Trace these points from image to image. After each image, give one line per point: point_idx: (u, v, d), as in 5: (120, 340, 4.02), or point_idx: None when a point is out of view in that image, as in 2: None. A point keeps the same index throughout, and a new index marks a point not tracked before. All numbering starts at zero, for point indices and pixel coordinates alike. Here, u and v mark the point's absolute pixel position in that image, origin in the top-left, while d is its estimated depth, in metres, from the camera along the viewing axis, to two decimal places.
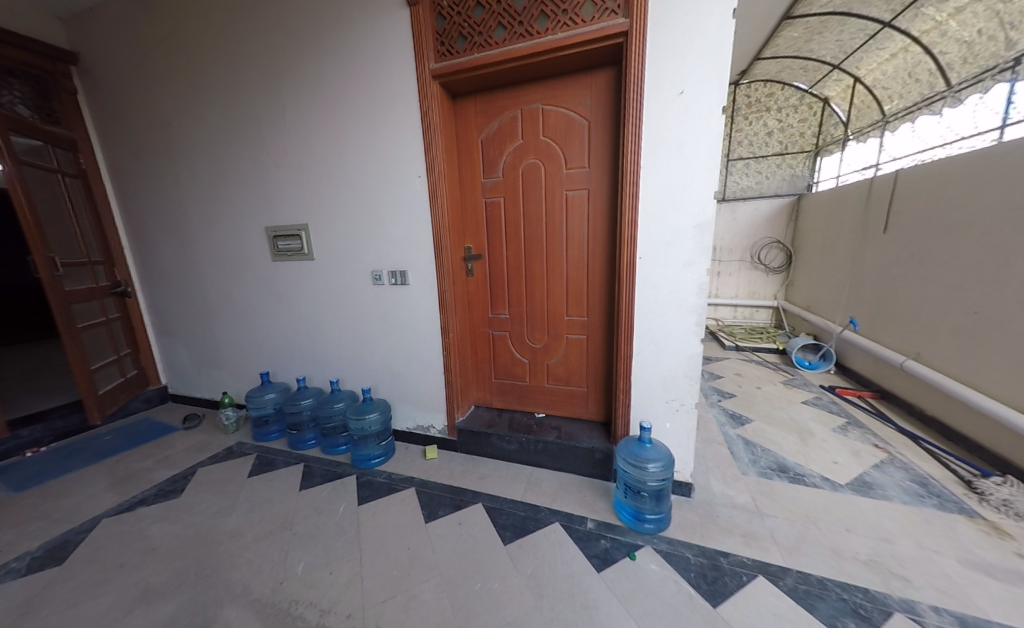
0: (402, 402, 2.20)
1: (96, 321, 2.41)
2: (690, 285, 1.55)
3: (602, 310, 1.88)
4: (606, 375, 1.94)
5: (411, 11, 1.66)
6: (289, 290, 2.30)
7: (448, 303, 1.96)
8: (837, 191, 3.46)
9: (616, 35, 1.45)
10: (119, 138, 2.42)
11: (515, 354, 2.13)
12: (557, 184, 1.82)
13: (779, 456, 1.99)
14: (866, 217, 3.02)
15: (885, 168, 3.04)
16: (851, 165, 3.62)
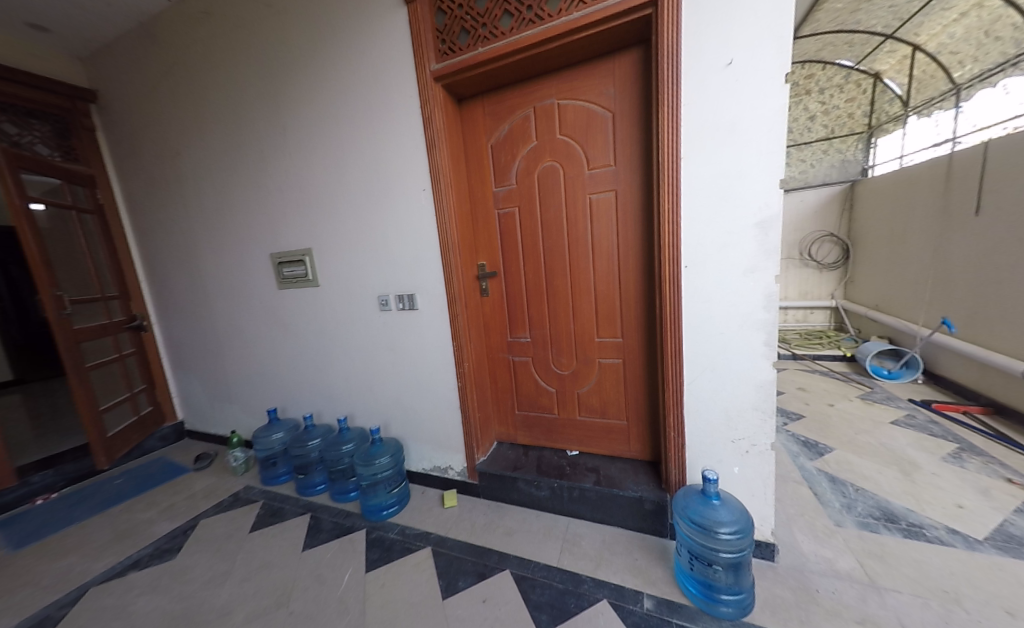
0: (416, 439, 1.96)
1: (108, 358, 2.35)
2: (755, 297, 1.24)
3: (640, 329, 1.59)
4: (650, 405, 1.64)
5: (408, 10, 1.50)
6: (295, 319, 2.15)
7: (462, 328, 1.73)
8: (901, 174, 3.07)
9: (643, 5, 1.22)
10: (133, 172, 2.41)
11: (540, 383, 1.86)
12: (578, 187, 1.59)
13: (881, 500, 1.57)
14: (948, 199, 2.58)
15: (965, 141, 2.57)
16: (918, 144, 3.19)
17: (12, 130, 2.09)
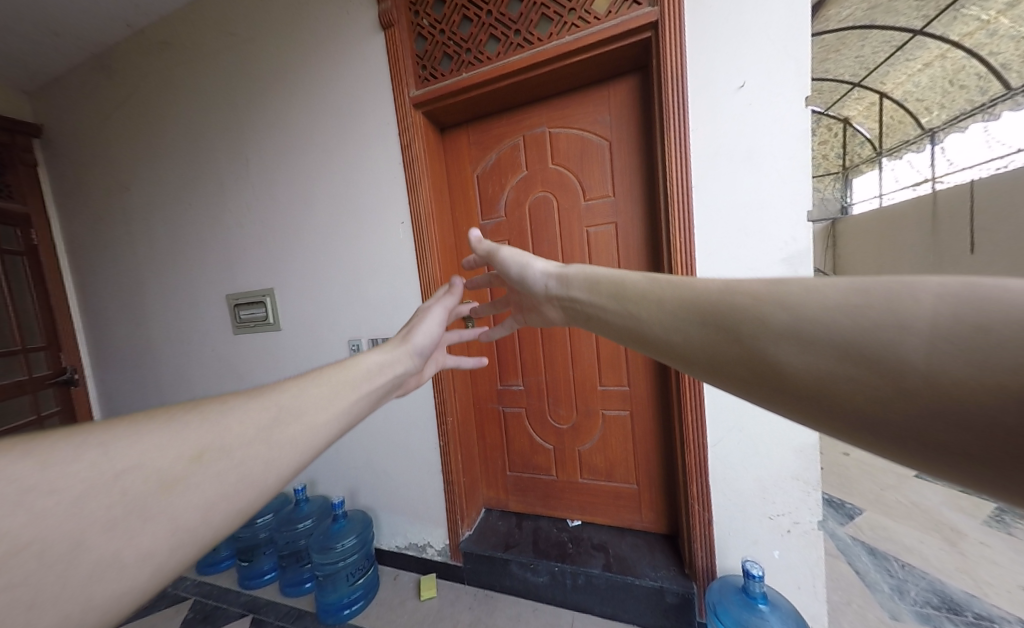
0: (389, 510, 1.66)
1: (21, 423, 2.00)
2: None
3: (648, 377, 1.39)
4: (664, 467, 1.40)
5: (386, 34, 1.38)
6: (253, 369, 1.87)
7: (445, 378, 1.50)
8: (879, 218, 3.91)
9: (642, 28, 1.12)
10: (78, 209, 2.17)
11: (535, 439, 1.61)
12: (574, 219, 1.43)
13: (932, 580, 1.33)
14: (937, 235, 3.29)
15: (949, 180, 3.10)
16: (896, 183, 3.60)
17: None
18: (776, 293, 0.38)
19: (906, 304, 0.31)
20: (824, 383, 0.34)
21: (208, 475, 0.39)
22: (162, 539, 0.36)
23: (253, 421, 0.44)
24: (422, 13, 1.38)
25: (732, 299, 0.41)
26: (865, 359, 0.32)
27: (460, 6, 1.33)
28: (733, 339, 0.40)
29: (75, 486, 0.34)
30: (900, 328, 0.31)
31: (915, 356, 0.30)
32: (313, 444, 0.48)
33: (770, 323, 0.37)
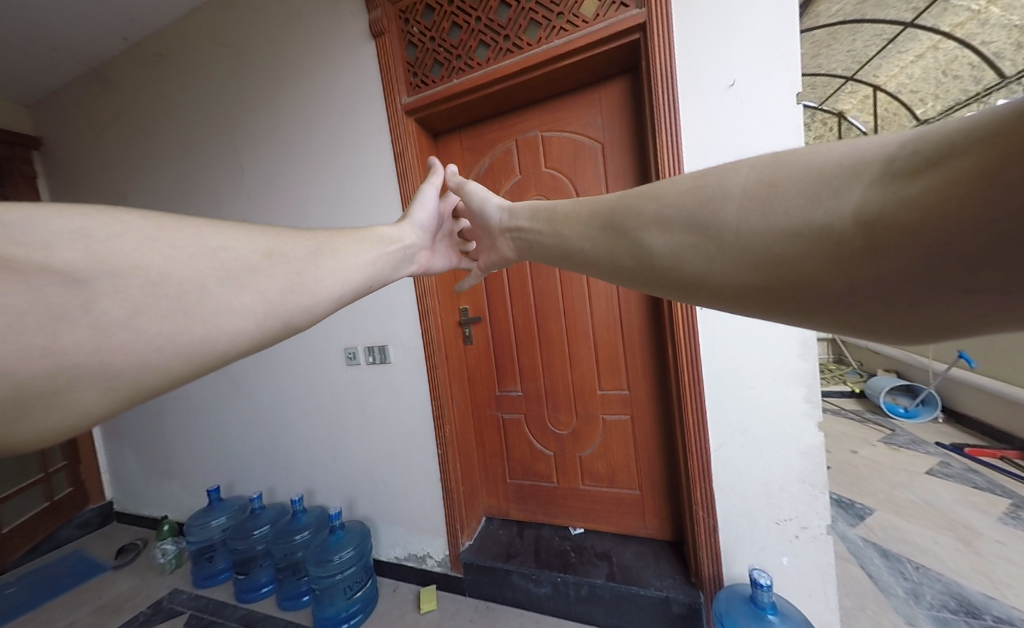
0: (388, 520, 1.63)
1: None
2: (788, 345, 1.05)
3: (648, 379, 1.37)
4: (667, 472, 1.37)
5: (377, 43, 1.39)
6: (249, 379, 1.86)
7: (442, 385, 1.48)
8: None
9: (631, 29, 1.12)
10: None
11: (534, 445, 1.58)
12: None
13: (949, 582, 1.28)
14: None
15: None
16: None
17: None
18: (651, 192, 0.47)
19: (726, 174, 0.39)
20: (680, 250, 0.41)
21: (280, 271, 0.45)
22: (255, 302, 0.42)
23: (304, 248, 0.50)
24: (412, 21, 1.38)
25: (626, 203, 0.49)
26: (704, 227, 0.39)
27: (449, 13, 1.33)
28: (623, 235, 0.48)
29: (184, 248, 0.38)
30: (722, 192, 0.38)
31: (730, 214, 0.37)
32: (349, 284, 0.55)
33: (643, 215, 0.45)
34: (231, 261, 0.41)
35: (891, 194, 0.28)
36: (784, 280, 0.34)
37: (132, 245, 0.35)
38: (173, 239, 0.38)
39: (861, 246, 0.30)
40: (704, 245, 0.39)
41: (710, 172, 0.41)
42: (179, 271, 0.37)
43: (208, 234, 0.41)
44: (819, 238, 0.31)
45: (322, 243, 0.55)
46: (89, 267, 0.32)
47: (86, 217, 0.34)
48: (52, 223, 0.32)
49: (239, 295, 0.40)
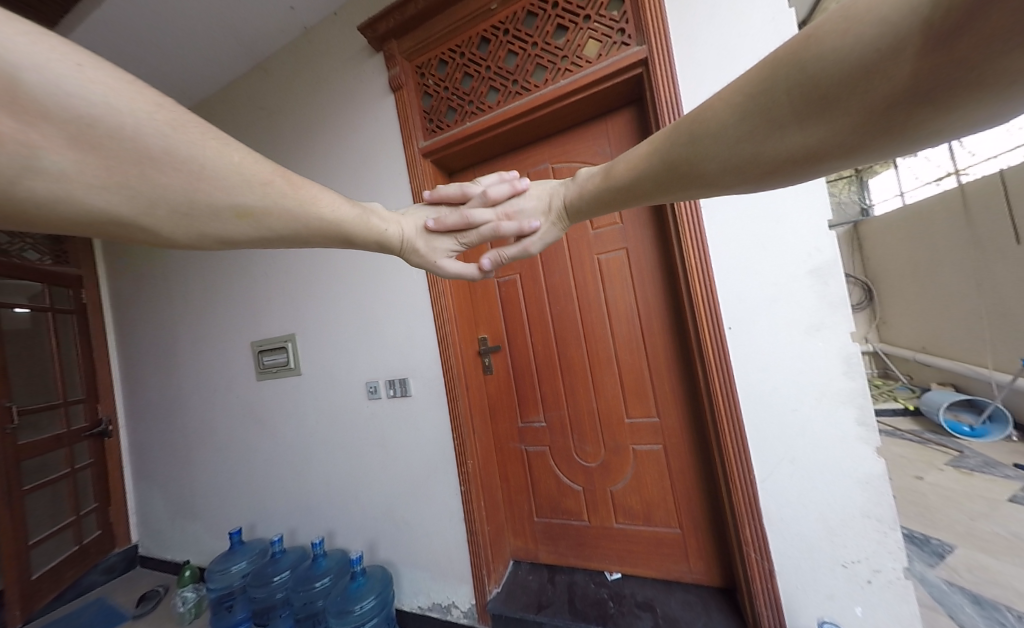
0: (410, 564, 1.55)
1: (58, 475, 2.02)
2: (830, 362, 0.98)
3: (678, 405, 1.30)
4: (708, 507, 1.26)
5: (396, 95, 1.51)
6: (273, 415, 1.88)
7: (463, 417, 1.45)
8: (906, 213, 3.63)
9: (633, 65, 1.18)
10: (123, 272, 2.37)
11: (562, 480, 1.50)
12: (584, 247, 1.43)
13: None
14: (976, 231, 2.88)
15: (973, 172, 2.91)
16: (917, 179, 3.62)
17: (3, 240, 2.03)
18: (690, 135, 0.44)
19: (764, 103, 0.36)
20: (762, 173, 0.41)
21: (246, 228, 0.45)
22: (187, 236, 0.41)
23: (299, 218, 0.50)
24: (428, 75, 1.50)
25: (671, 154, 0.47)
26: (772, 153, 0.38)
27: (462, 64, 1.44)
28: (689, 181, 0.47)
29: (169, 177, 0.37)
30: (775, 121, 0.36)
31: (796, 137, 0.36)
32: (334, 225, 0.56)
33: (698, 161, 0.44)
34: (202, 202, 0.40)
35: (945, 59, 0.26)
36: (863, 152, 0.35)
37: (117, 157, 0.33)
38: (167, 161, 0.36)
39: (929, 105, 0.29)
40: (781, 159, 0.38)
41: (745, 100, 0.37)
42: (152, 186, 0.36)
43: (205, 170, 0.39)
44: (893, 118, 0.31)
45: (334, 216, 0.55)
46: (64, 153, 0.31)
47: (95, 105, 0.31)
48: (61, 104, 0.29)
49: (175, 228, 0.40)
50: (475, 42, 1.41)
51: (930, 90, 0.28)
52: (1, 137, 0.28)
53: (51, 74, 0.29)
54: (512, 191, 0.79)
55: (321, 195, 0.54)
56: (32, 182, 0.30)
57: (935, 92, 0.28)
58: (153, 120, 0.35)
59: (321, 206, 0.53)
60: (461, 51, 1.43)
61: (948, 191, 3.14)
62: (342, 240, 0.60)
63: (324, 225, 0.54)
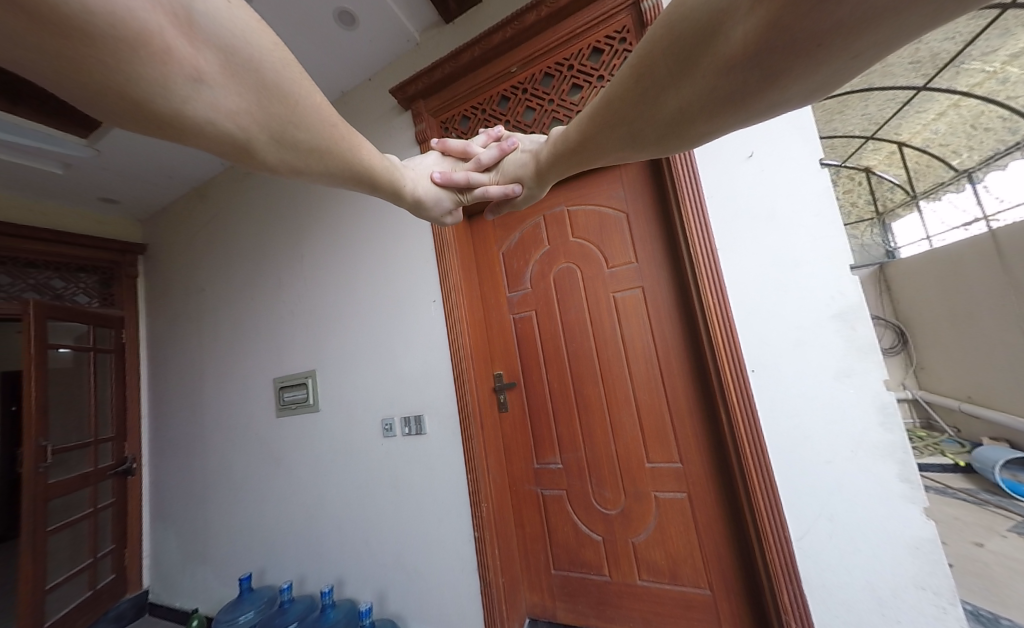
0: (421, 620, 1.47)
1: (79, 516, 2.05)
2: (863, 412, 0.94)
3: (702, 450, 1.24)
4: (741, 567, 1.16)
5: (421, 147, 1.63)
6: (289, 453, 1.89)
7: (478, 457, 1.42)
8: (931, 256, 3.59)
9: None
10: (161, 313, 2.52)
11: (580, 528, 1.42)
12: (599, 285, 1.45)
13: None
14: (1012, 274, 2.87)
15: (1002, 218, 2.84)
16: (942, 225, 3.48)
17: (60, 284, 2.26)
18: (601, 100, 0.42)
19: (642, 68, 0.34)
20: (666, 133, 0.38)
21: (328, 163, 0.40)
22: (282, 166, 0.37)
23: (349, 164, 0.43)
24: (451, 128, 1.61)
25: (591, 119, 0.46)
26: (658, 115, 0.36)
27: (483, 119, 1.55)
28: (603, 146, 0.47)
29: (295, 116, 0.32)
30: (655, 84, 0.34)
31: (674, 99, 0.34)
32: (378, 172, 0.50)
33: (608, 128, 0.43)
34: (308, 138, 0.35)
35: (768, 16, 0.24)
36: (731, 117, 0.33)
37: (259, 92, 0.29)
38: (291, 100, 0.31)
39: (771, 65, 0.27)
40: (675, 120, 0.36)
41: (630, 65, 0.35)
42: (278, 121, 0.31)
43: (306, 109, 0.33)
44: (753, 72, 0.28)
45: (369, 163, 0.47)
46: (222, 81, 0.27)
47: (245, 39, 0.26)
48: (225, 36, 0.25)
49: (280, 160, 0.35)
50: (496, 99, 1.53)
51: (767, 52, 0.26)
52: (175, 58, 0.24)
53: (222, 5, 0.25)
54: (501, 153, 0.72)
55: (364, 142, 0.45)
56: (190, 105, 0.26)
57: (771, 52, 0.26)
58: (282, 59, 0.29)
59: (365, 152, 0.45)
60: (483, 107, 1.55)
61: (979, 238, 3.06)
62: (368, 188, 0.51)
63: (364, 173, 0.46)
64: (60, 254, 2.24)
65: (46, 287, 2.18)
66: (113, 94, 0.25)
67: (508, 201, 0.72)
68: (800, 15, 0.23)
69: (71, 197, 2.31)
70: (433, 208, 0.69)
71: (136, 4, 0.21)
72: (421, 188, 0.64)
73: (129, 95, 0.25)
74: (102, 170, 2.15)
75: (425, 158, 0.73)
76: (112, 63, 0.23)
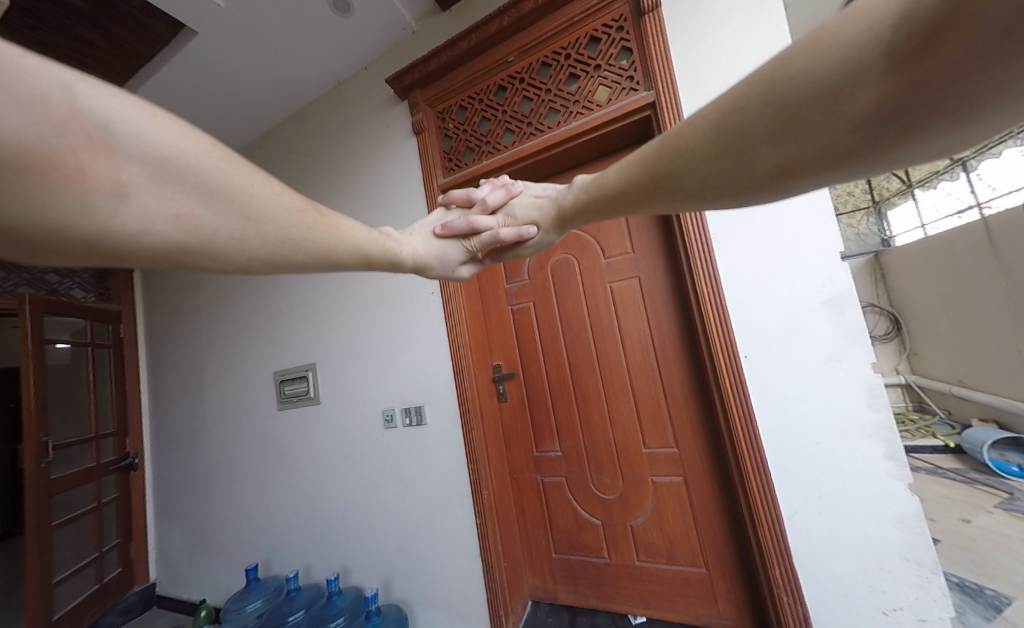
0: (426, 603, 1.52)
1: (84, 511, 2.06)
2: (854, 393, 0.97)
3: (697, 434, 1.27)
4: (735, 546, 1.20)
5: (418, 138, 1.63)
6: (292, 445, 1.91)
7: (479, 445, 1.45)
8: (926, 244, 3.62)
9: (642, 108, 1.25)
10: (159, 308, 2.52)
11: (580, 513, 1.46)
12: (596, 277, 1.46)
13: None
14: None
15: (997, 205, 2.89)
16: (936, 213, 3.57)
17: (55, 278, 2.23)
18: (661, 156, 0.40)
19: (728, 128, 0.32)
20: (741, 194, 0.36)
21: (302, 251, 0.41)
22: (249, 261, 0.37)
23: (328, 247, 0.45)
24: (448, 118, 1.61)
25: (642, 175, 0.43)
26: (739, 175, 0.34)
27: (480, 109, 1.55)
28: (653, 201, 0.44)
29: (229, 204, 0.33)
30: (743, 143, 0.31)
31: (767, 159, 0.31)
32: (366, 247, 0.52)
33: (669, 182, 0.40)
34: (273, 227, 0.37)
35: (911, 81, 0.23)
36: (830, 177, 0.31)
37: (185, 190, 0.30)
38: (231, 195, 0.33)
39: (900, 128, 0.26)
40: (759, 183, 0.34)
41: (709, 122, 0.33)
42: (224, 217, 0.33)
43: (255, 200, 0.35)
44: (878, 135, 0.27)
45: (356, 242, 0.50)
46: (153, 189, 0.28)
47: (169, 148, 0.29)
48: (147, 146, 0.27)
49: (245, 256, 0.37)
50: (492, 89, 1.53)
51: (898, 115, 0.25)
52: (100, 178, 0.26)
53: (140, 121, 0.28)
54: (506, 197, 0.79)
55: (345, 221, 0.49)
56: (118, 219, 0.28)
57: (909, 112, 0.25)
58: (211, 157, 0.32)
59: (344, 232, 0.48)
60: (479, 98, 1.55)
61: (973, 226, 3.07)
62: (364, 264, 0.54)
63: (347, 251, 0.49)
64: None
65: (40, 282, 2.15)
66: (44, 232, 0.26)
67: (518, 243, 0.75)
68: (960, 78, 0.22)
69: None
70: (439, 266, 0.75)
71: (15, 128, 0.22)
72: (422, 250, 0.71)
73: (59, 230, 0.26)
74: None
75: (433, 217, 0.83)
76: (35, 198, 0.24)
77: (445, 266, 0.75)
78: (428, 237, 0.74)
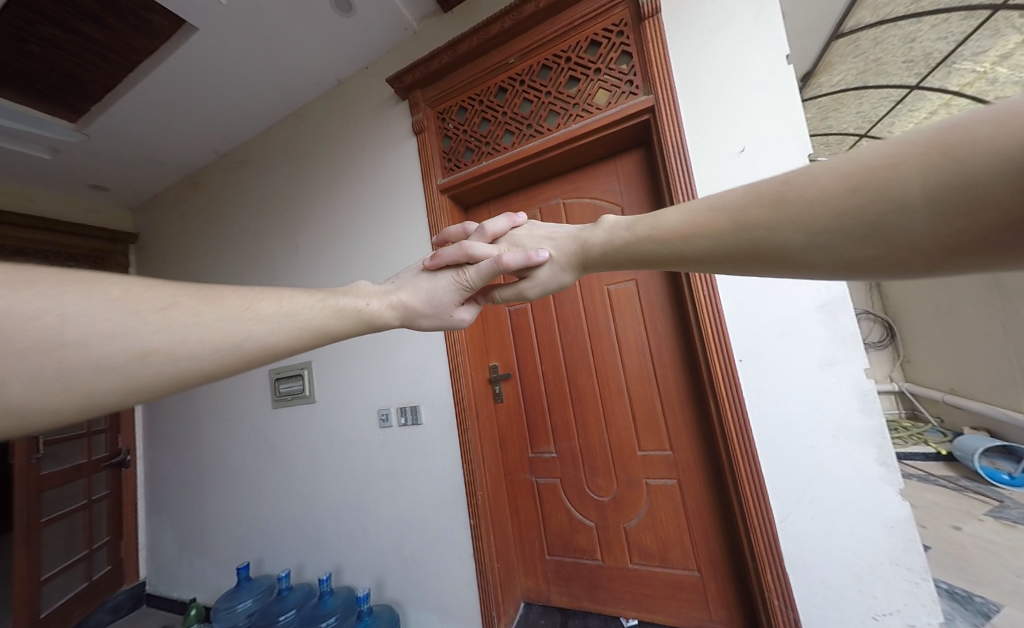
0: (418, 604, 1.51)
1: (73, 507, 2.04)
2: (846, 398, 0.97)
3: (692, 437, 1.28)
4: (728, 549, 1.21)
5: (417, 138, 1.63)
6: (286, 443, 1.90)
7: (474, 446, 1.45)
8: None
9: (641, 111, 1.26)
10: None
11: (574, 515, 1.46)
12: (594, 280, 1.47)
13: None
14: None
15: None
16: None
17: None
18: (790, 198, 0.42)
19: (896, 180, 0.35)
20: (869, 256, 0.38)
21: (156, 370, 0.45)
22: (124, 387, 0.43)
23: (229, 336, 0.50)
24: (447, 119, 1.62)
25: (753, 213, 0.44)
26: (882, 232, 0.36)
27: (480, 110, 1.56)
28: (750, 242, 0.45)
29: (68, 339, 0.39)
30: (907, 197, 0.34)
31: (923, 221, 0.34)
32: (293, 310, 0.58)
33: (793, 225, 0.41)
34: (136, 346, 0.43)
35: None
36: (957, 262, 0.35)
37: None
38: (58, 335, 0.39)
39: None
40: (898, 248, 0.36)
41: (868, 176, 0.37)
42: (59, 357, 0.39)
43: (96, 327, 0.41)
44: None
45: (279, 311, 0.56)
46: None
47: None
48: None
49: (126, 384, 0.44)
50: (492, 91, 1.53)
51: None
52: None
53: None
54: (498, 231, 0.83)
55: (257, 298, 0.55)
56: None
57: None
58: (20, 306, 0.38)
59: (255, 309, 0.54)
60: (479, 99, 1.55)
61: None
62: (315, 330, 0.60)
63: (264, 324, 0.54)
64: (50, 243, 2.21)
65: None
66: None
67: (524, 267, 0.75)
68: None
69: (59, 184, 2.27)
70: (434, 309, 0.76)
71: None
72: (409, 296, 0.74)
73: None
74: (92, 156, 2.12)
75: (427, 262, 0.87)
76: None
77: (441, 305, 0.77)
78: (421, 283, 0.78)
